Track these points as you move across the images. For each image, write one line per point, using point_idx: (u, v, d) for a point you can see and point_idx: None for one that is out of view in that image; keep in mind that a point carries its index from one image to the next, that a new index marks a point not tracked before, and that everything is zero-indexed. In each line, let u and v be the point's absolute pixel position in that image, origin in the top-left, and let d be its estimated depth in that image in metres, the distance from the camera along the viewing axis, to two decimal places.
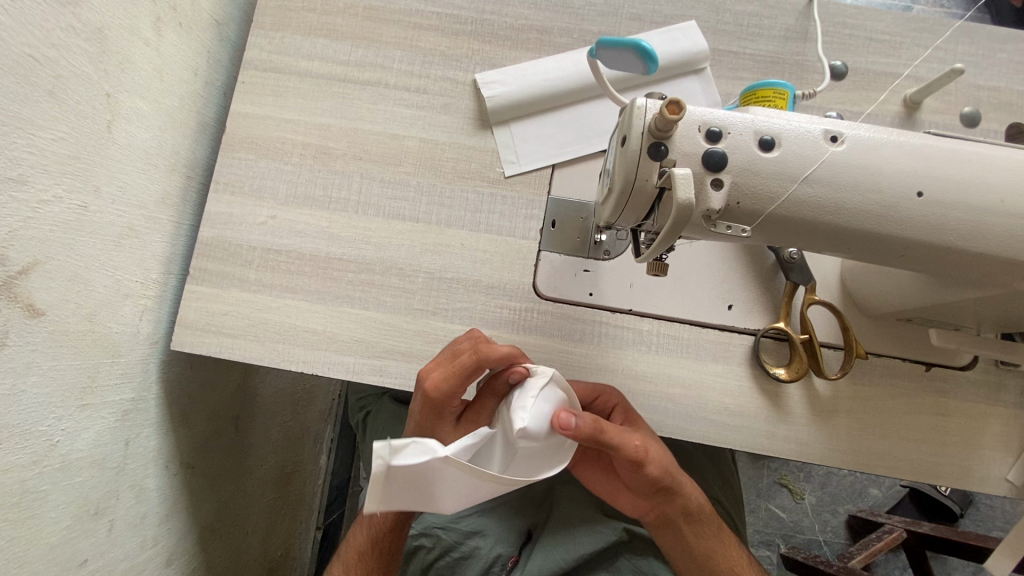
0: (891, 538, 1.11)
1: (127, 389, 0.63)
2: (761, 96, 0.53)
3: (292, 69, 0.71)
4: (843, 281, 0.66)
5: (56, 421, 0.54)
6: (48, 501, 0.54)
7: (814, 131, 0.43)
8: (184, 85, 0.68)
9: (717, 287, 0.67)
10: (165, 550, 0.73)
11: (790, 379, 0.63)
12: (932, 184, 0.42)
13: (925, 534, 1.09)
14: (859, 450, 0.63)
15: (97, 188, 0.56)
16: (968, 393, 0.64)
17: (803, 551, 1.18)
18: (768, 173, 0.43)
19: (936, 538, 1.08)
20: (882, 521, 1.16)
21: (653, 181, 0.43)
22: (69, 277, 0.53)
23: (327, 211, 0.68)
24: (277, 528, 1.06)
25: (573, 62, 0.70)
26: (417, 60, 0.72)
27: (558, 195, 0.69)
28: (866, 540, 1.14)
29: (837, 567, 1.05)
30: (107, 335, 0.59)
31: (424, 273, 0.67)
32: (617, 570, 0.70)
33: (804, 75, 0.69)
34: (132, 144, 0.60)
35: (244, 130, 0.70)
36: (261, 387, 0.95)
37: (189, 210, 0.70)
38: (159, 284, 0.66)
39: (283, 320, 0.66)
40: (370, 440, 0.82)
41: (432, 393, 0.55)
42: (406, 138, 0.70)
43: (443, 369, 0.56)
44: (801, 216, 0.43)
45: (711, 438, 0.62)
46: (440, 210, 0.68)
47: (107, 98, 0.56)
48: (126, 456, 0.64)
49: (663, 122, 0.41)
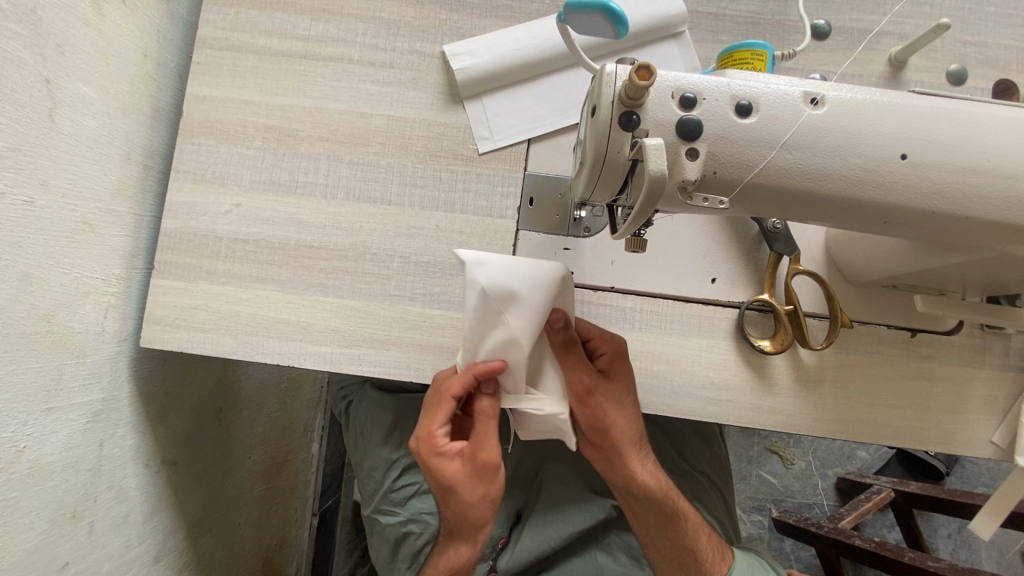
0: (879, 498, 1.13)
1: (97, 389, 0.61)
2: (739, 58, 0.50)
3: (250, 47, 0.68)
4: (828, 250, 0.65)
5: (21, 427, 0.52)
6: (20, 508, 0.52)
7: (793, 93, 0.40)
8: (133, 67, 0.64)
9: (700, 261, 0.65)
10: (153, 547, 0.73)
11: (775, 351, 0.62)
12: (915, 145, 0.40)
13: (914, 493, 1.11)
14: (844, 418, 0.63)
15: (44, 181, 0.52)
16: (953, 358, 0.64)
17: (794, 514, 1.21)
18: (745, 139, 0.40)
19: (923, 497, 1.10)
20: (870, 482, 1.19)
21: (625, 153, 0.40)
22: (21, 278, 0.51)
23: (295, 196, 0.65)
24: (271, 517, 1.05)
25: (546, 29, 0.66)
26: (381, 33, 0.68)
27: (534, 171, 0.67)
28: (855, 501, 1.16)
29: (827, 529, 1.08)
30: (69, 336, 0.56)
31: (399, 258, 0.64)
32: (609, 547, 0.72)
33: (786, 36, 0.66)
34: (79, 133, 0.56)
35: (202, 114, 0.67)
36: (243, 379, 0.94)
37: (150, 200, 0.68)
38: (123, 279, 0.64)
39: (255, 312, 0.64)
40: (354, 430, 0.80)
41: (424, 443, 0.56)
42: (373, 116, 0.67)
43: (439, 418, 0.56)
44: (781, 185, 0.41)
45: (696, 413, 0.62)
46: (412, 191, 0.66)
47: (46, 84, 0.52)
48: (102, 457, 0.63)
49: (633, 89, 0.38)
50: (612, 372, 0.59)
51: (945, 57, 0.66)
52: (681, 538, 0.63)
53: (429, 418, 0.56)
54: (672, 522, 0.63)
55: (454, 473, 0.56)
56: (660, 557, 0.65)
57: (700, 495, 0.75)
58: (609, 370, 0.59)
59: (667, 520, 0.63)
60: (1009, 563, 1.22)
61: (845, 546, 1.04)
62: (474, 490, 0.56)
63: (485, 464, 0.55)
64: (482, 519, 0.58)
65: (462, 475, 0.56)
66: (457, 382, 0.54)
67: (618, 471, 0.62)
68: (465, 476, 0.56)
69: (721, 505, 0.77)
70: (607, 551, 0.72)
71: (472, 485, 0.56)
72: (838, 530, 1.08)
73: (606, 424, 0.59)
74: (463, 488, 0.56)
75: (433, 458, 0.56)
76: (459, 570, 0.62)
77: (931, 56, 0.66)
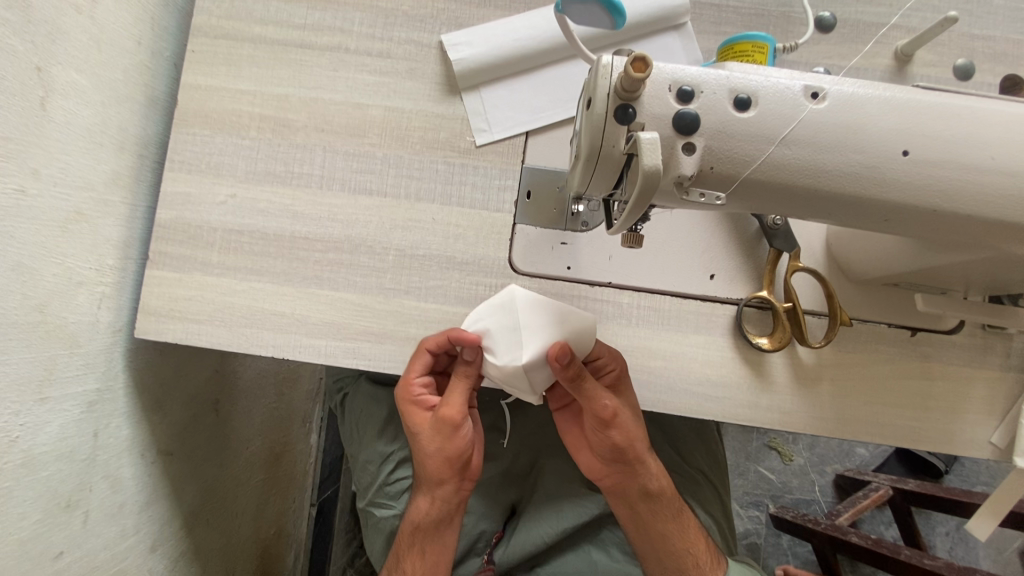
0: (879, 495, 1.13)
1: (91, 379, 0.61)
2: (739, 50, 0.49)
3: (245, 36, 0.67)
4: (829, 247, 0.64)
5: (13, 416, 0.52)
6: (13, 498, 0.52)
7: (793, 87, 0.39)
8: (126, 56, 0.63)
9: (699, 256, 0.64)
10: (149, 537, 0.73)
11: (773, 349, 0.61)
12: (918, 141, 0.39)
13: (912, 491, 1.10)
14: (842, 416, 0.62)
15: (35, 170, 0.52)
16: (953, 357, 0.63)
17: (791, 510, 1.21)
18: (743, 134, 0.39)
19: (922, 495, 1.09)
20: (869, 479, 1.18)
21: (620, 147, 0.40)
22: (12, 267, 0.50)
23: (290, 187, 0.65)
24: (269, 507, 1.06)
25: (545, 19, 0.65)
26: (378, 22, 0.67)
27: (532, 164, 0.66)
28: (854, 498, 1.16)
29: (825, 526, 1.08)
30: (62, 326, 0.56)
31: (394, 251, 0.64)
32: (603, 542, 0.72)
33: (790, 28, 0.65)
34: (71, 122, 0.56)
35: (197, 103, 0.66)
36: (240, 371, 0.94)
37: (145, 190, 0.67)
38: (117, 270, 0.63)
39: (250, 304, 0.63)
40: (349, 423, 0.80)
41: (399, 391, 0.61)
42: (369, 106, 0.66)
43: (417, 365, 0.60)
44: (779, 181, 0.40)
45: (693, 410, 0.61)
46: (409, 183, 0.65)
47: (37, 72, 0.52)
48: (97, 447, 0.63)
49: (628, 81, 0.37)
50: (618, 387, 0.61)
51: (952, 51, 0.65)
52: (678, 541, 0.65)
53: (406, 370, 0.61)
54: (682, 525, 0.66)
55: (421, 422, 0.62)
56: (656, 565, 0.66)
57: (695, 492, 0.75)
58: (619, 387, 0.60)
59: (676, 523, 0.65)
60: (1007, 562, 1.22)
61: (841, 543, 1.04)
62: (435, 440, 0.62)
63: (448, 420, 0.60)
64: (438, 472, 0.63)
65: (427, 426, 0.62)
66: (435, 340, 0.59)
67: (631, 480, 0.64)
68: (429, 426, 0.61)
69: (718, 502, 0.76)
70: (601, 546, 0.72)
71: (434, 438, 0.61)
72: (835, 525, 1.08)
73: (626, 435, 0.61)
74: (427, 438, 0.62)
75: (408, 406, 0.62)
76: (419, 522, 0.66)
77: (938, 50, 0.65)
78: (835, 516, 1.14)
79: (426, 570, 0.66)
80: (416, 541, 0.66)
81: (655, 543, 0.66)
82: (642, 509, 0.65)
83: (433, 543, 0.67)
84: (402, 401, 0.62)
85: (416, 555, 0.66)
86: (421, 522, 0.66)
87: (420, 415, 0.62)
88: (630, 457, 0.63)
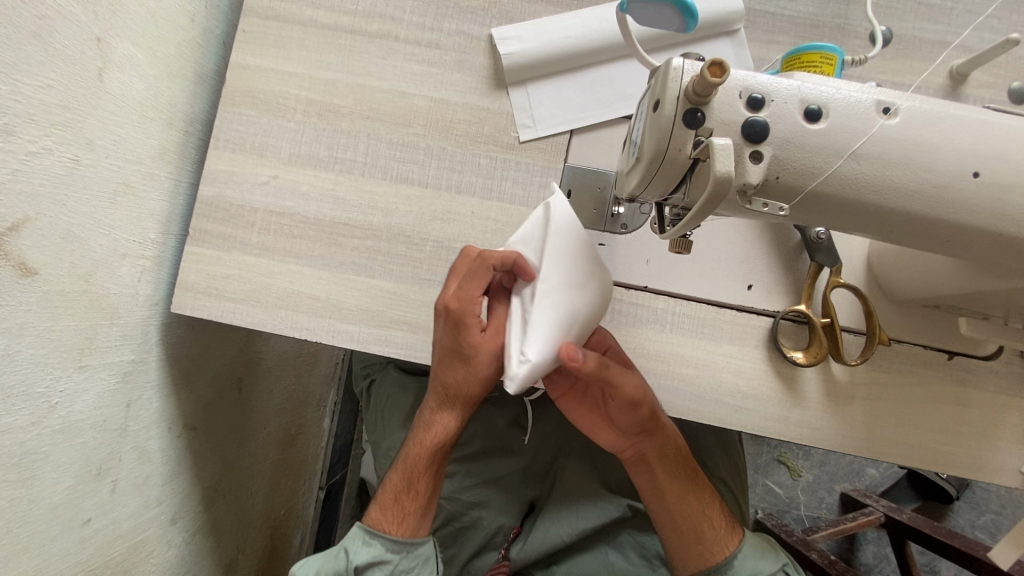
0: (864, 520, 1.11)
1: (128, 351, 0.62)
2: (805, 60, 0.48)
3: (296, 19, 0.67)
4: (870, 265, 0.64)
5: (54, 382, 0.52)
6: (48, 462, 0.53)
7: (864, 101, 0.39)
8: (180, 32, 0.63)
9: (738, 266, 0.64)
10: (170, 508, 0.74)
11: (808, 363, 0.61)
12: (988, 163, 0.38)
13: (904, 523, 1.07)
14: (871, 436, 0.61)
15: (89, 140, 0.52)
16: (990, 383, 0.62)
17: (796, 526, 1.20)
18: (812, 146, 0.39)
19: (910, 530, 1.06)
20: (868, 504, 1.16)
21: (687, 151, 0.39)
22: (63, 235, 0.51)
23: (332, 172, 0.65)
24: (281, 487, 1.07)
25: (597, 18, 0.65)
26: (430, 12, 0.67)
27: (575, 163, 0.66)
28: (839, 520, 1.14)
29: (795, 538, 1.07)
30: (104, 296, 0.57)
31: (433, 242, 0.64)
32: (620, 545, 0.72)
33: (845, 41, 0.64)
34: (125, 94, 0.56)
35: (245, 83, 0.66)
36: (264, 351, 0.94)
37: (188, 166, 0.68)
38: (158, 244, 0.64)
39: (285, 286, 0.64)
40: (373, 409, 0.81)
41: (459, 308, 0.55)
42: (416, 96, 0.66)
43: (481, 284, 0.54)
44: (843, 195, 0.40)
45: (722, 420, 0.61)
46: (451, 175, 0.65)
47: (97, 43, 0.52)
48: (128, 418, 0.63)
49: (702, 86, 0.37)
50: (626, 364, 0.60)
51: (1010, 74, 0.64)
52: (706, 509, 0.64)
53: (467, 286, 0.54)
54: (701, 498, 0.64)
55: (480, 342, 0.57)
56: (688, 538, 0.63)
57: None
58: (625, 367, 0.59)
59: (695, 496, 0.64)
60: None
61: (802, 558, 1.03)
62: (488, 362, 0.58)
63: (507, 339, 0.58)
64: (479, 390, 0.61)
65: (485, 347, 0.57)
66: (500, 254, 0.54)
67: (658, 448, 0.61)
68: (487, 347, 0.57)
69: (736, 512, 0.76)
70: (618, 549, 0.72)
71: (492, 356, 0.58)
72: (803, 540, 1.07)
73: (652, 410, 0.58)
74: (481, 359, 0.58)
75: (470, 324, 0.55)
76: (445, 442, 0.64)
77: (995, 72, 0.64)
78: (811, 532, 1.13)
79: (433, 489, 0.66)
80: (435, 464, 0.65)
81: (681, 515, 0.64)
82: (663, 481, 0.63)
83: (444, 466, 0.67)
84: (460, 316, 0.55)
85: (428, 478, 0.65)
86: (446, 442, 0.64)
87: (476, 335, 0.56)
88: (658, 427, 0.60)
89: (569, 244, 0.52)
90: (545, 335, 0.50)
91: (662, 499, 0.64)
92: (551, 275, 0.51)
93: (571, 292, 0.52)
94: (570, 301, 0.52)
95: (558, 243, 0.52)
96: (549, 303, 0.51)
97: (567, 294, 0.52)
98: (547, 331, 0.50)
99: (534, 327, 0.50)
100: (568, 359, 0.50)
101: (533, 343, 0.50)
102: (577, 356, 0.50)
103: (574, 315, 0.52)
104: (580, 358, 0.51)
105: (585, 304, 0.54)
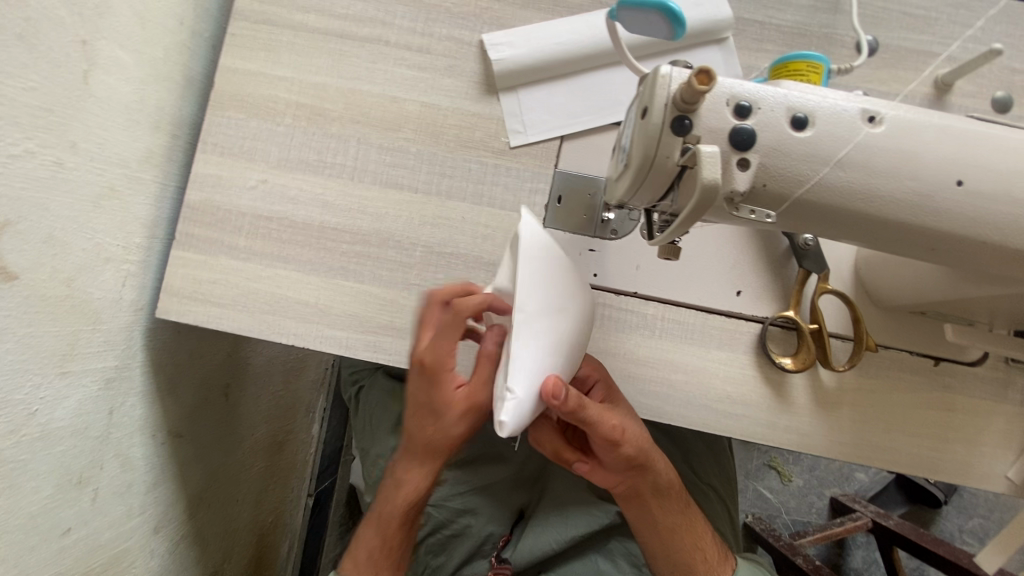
0: (853, 526, 1.11)
1: (111, 356, 0.61)
2: (793, 69, 0.48)
3: (286, 22, 0.67)
4: (857, 271, 0.64)
5: (34, 389, 0.51)
6: (28, 471, 0.52)
7: (850, 110, 0.39)
8: (168, 34, 0.63)
9: (726, 272, 0.64)
10: (153, 517, 0.72)
11: (796, 369, 0.61)
12: (972, 172, 0.39)
13: (890, 529, 1.08)
14: (859, 442, 0.62)
15: (73, 142, 0.52)
16: (974, 388, 0.63)
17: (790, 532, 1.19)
18: (798, 153, 0.39)
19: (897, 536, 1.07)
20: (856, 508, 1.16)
21: (675, 159, 0.39)
22: (45, 240, 0.50)
23: (322, 176, 0.65)
24: (268, 495, 1.05)
25: (588, 26, 0.65)
26: (421, 17, 0.67)
27: (565, 169, 0.66)
28: (827, 525, 1.14)
29: (782, 543, 1.07)
30: (87, 301, 0.56)
31: (422, 246, 0.64)
32: (611, 553, 0.72)
33: (832, 50, 0.65)
34: (111, 97, 0.55)
35: (233, 86, 0.66)
36: (252, 357, 0.93)
37: (176, 170, 0.67)
38: (143, 248, 0.63)
39: (273, 291, 0.63)
40: (362, 415, 0.81)
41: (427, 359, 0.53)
42: (406, 100, 0.66)
43: (450, 335, 0.53)
44: (828, 203, 0.40)
45: (711, 427, 0.61)
46: (441, 180, 0.65)
47: (82, 45, 0.51)
48: (111, 424, 0.62)
49: (690, 93, 0.37)
50: (612, 400, 0.58)
51: (993, 83, 0.65)
52: (692, 540, 0.64)
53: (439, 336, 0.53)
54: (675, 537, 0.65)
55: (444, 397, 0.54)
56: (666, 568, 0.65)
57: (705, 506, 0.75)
58: (611, 399, 0.58)
59: (685, 527, 0.64)
60: None
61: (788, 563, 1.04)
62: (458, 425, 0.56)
63: (475, 405, 0.54)
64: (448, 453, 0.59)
65: (450, 408, 0.55)
66: (478, 303, 0.52)
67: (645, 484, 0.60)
68: (453, 409, 0.55)
69: (725, 518, 0.76)
70: (609, 557, 0.72)
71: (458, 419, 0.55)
72: (791, 545, 1.07)
73: (633, 453, 0.56)
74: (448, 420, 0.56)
75: (435, 375, 0.54)
76: (413, 501, 0.63)
77: (978, 82, 0.65)
78: (799, 537, 1.13)
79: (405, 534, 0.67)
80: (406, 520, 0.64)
81: (664, 547, 0.64)
82: (652, 514, 0.62)
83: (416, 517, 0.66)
84: (428, 371, 0.54)
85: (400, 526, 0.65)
86: (417, 500, 0.63)
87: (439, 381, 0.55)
88: (641, 466, 0.58)
89: (541, 267, 0.51)
90: (529, 369, 0.48)
91: (642, 531, 0.64)
92: (526, 298, 0.48)
93: (552, 320, 0.50)
94: (554, 330, 0.50)
95: (527, 272, 0.49)
96: (532, 334, 0.48)
97: (548, 321, 0.50)
98: (531, 364, 0.48)
99: (518, 366, 0.47)
100: (550, 395, 0.48)
101: (519, 381, 0.47)
102: (559, 392, 0.48)
103: (559, 345, 0.50)
104: (563, 394, 0.49)
105: (569, 327, 0.52)
